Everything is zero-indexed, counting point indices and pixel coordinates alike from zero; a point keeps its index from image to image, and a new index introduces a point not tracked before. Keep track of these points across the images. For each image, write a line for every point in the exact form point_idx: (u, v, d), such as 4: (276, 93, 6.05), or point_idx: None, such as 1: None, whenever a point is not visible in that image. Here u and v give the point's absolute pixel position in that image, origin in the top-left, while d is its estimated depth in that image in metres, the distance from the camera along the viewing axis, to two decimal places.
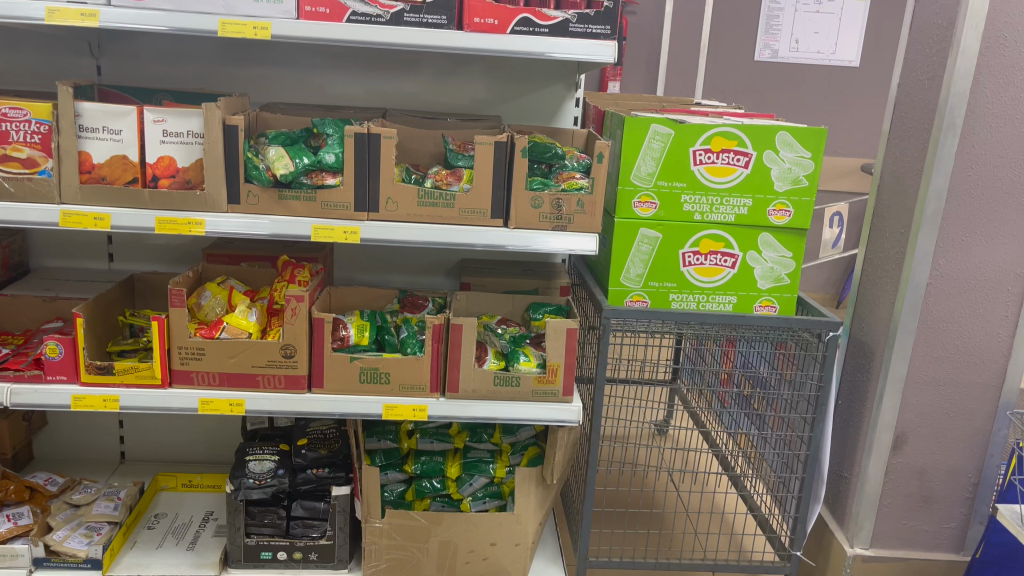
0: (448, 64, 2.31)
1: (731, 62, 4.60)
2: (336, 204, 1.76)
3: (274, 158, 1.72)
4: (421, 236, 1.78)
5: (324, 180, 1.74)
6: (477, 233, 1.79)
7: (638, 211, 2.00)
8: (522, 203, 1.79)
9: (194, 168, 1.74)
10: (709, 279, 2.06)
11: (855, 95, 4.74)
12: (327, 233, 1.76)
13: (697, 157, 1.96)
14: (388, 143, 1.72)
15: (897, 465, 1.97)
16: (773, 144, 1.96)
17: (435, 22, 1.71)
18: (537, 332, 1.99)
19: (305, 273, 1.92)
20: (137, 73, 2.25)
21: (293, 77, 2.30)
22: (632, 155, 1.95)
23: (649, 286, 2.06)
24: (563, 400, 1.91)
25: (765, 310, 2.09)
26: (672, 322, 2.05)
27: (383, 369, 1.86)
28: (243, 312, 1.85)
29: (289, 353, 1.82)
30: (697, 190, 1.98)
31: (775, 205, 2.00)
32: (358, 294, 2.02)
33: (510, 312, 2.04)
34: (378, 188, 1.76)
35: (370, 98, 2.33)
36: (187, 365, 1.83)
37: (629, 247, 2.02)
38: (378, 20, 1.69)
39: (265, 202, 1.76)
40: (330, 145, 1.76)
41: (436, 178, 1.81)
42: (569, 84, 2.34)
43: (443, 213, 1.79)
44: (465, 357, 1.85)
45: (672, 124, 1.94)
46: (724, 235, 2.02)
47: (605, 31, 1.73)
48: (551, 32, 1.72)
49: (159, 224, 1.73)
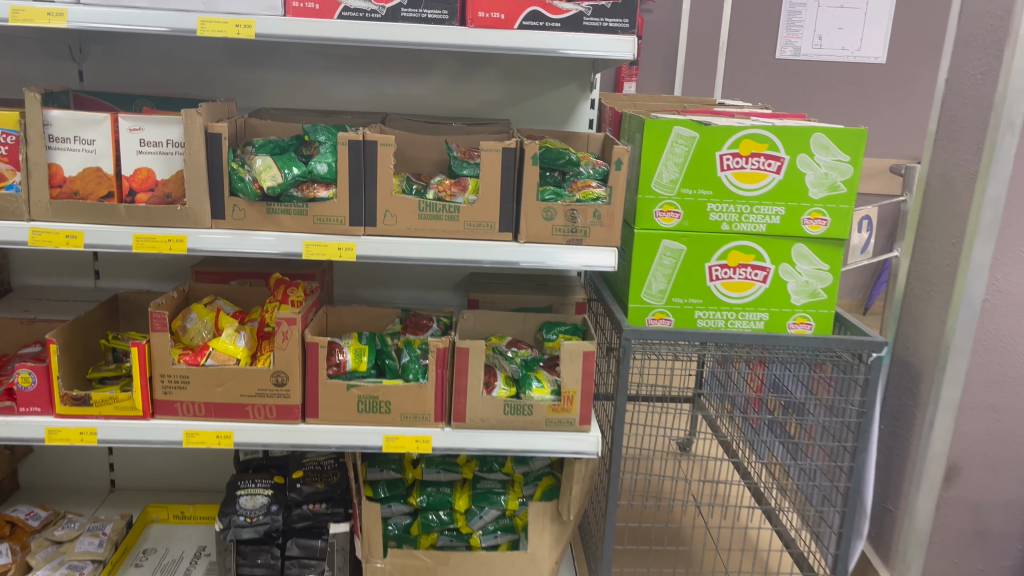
0: (454, 65, 2.15)
1: (751, 60, 4.43)
2: (329, 218, 1.61)
3: (261, 169, 1.57)
4: (424, 251, 1.62)
5: (316, 193, 1.60)
6: (484, 249, 1.63)
7: (660, 222, 1.83)
8: (533, 215, 1.63)
9: (175, 180, 1.60)
10: (737, 294, 1.89)
11: (880, 92, 4.55)
12: (320, 250, 1.60)
13: (724, 162, 1.80)
14: (385, 150, 1.57)
15: (949, 499, 1.79)
16: (808, 147, 1.79)
17: (435, 17, 1.56)
18: (551, 355, 1.81)
19: (298, 292, 1.77)
20: (123, 78, 2.12)
21: (288, 81, 2.15)
22: (652, 160, 1.80)
23: (672, 303, 1.89)
24: (580, 430, 1.74)
25: (800, 327, 1.92)
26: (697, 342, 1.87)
27: (383, 398, 1.70)
28: (231, 336, 1.70)
29: (280, 380, 1.68)
30: (724, 198, 1.82)
31: (810, 213, 1.83)
32: (356, 314, 1.87)
33: (521, 332, 1.89)
34: (375, 200, 1.61)
35: (371, 102, 2.18)
36: (171, 395, 1.69)
37: (650, 260, 1.85)
38: (373, 15, 1.55)
39: (252, 216, 1.61)
40: (322, 154, 1.59)
41: (438, 189, 1.65)
42: (583, 84, 2.19)
43: (446, 226, 1.64)
44: (472, 383, 1.69)
45: (697, 126, 1.78)
46: (753, 245, 1.85)
47: (623, 24, 1.57)
48: (563, 26, 1.56)
49: (136, 241, 1.58)
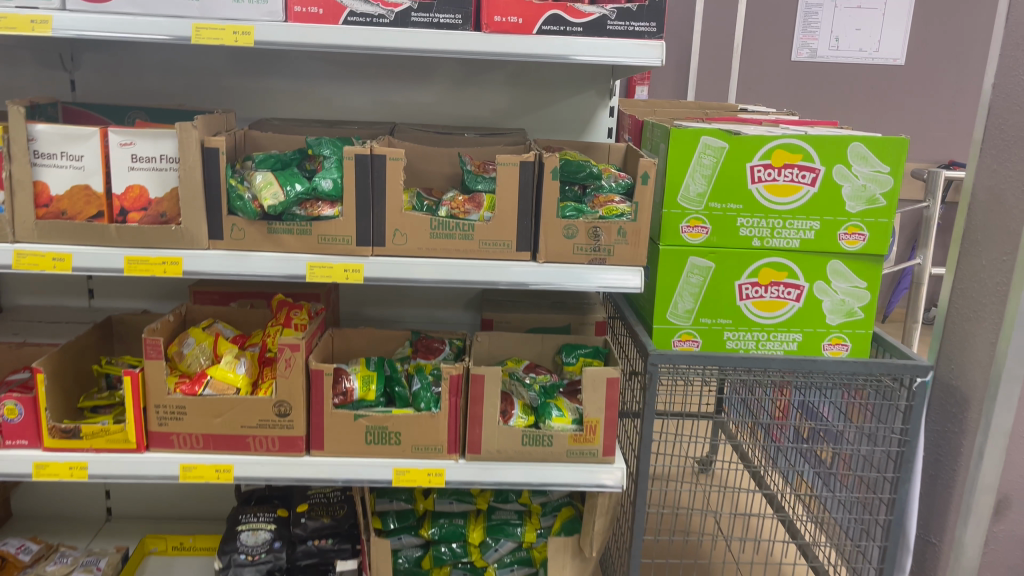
0: (457, 70, 2.05)
1: (766, 63, 4.31)
2: (334, 237, 1.50)
3: (262, 185, 1.47)
4: (436, 272, 1.51)
5: (320, 211, 1.49)
6: (501, 270, 1.53)
7: (686, 237, 1.72)
8: (553, 233, 1.52)
9: (170, 198, 1.49)
10: (769, 314, 1.77)
11: (899, 95, 4.43)
12: (324, 272, 1.50)
13: (755, 174, 1.68)
14: (394, 165, 1.47)
15: (998, 534, 1.70)
16: (845, 157, 1.67)
17: (447, 22, 1.45)
18: (570, 379, 1.71)
19: (301, 315, 1.66)
20: (118, 88, 2.02)
21: (290, 89, 2.05)
22: (679, 171, 1.69)
23: (700, 323, 1.78)
24: (604, 462, 1.63)
25: (836, 349, 1.80)
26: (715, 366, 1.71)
27: (392, 428, 1.59)
28: (230, 363, 1.60)
29: (283, 411, 1.57)
30: (755, 212, 1.71)
31: (846, 228, 1.71)
32: (364, 336, 1.76)
33: (539, 355, 1.78)
34: (383, 218, 1.50)
35: (378, 111, 2.08)
36: (166, 427, 1.58)
37: (676, 278, 1.74)
38: (381, 20, 1.44)
39: (252, 236, 1.51)
40: (326, 170, 1.49)
41: (451, 206, 1.54)
42: (601, 91, 2.08)
43: (459, 245, 1.53)
44: (488, 412, 1.58)
45: (727, 135, 1.66)
46: (786, 262, 1.74)
47: (650, 28, 1.45)
48: (585, 31, 1.45)
49: (128, 264, 1.48)
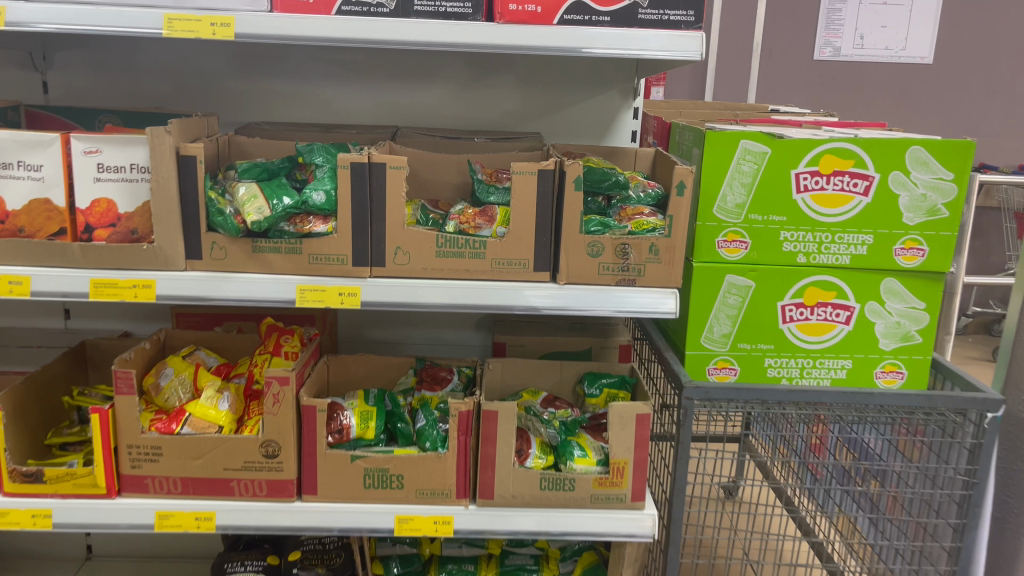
0: (462, 71, 1.88)
1: (788, 63, 4.11)
2: (327, 257, 1.32)
3: (245, 199, 1.29)
4: (444, 295, 1.34)
5: (311, 228, 1.31)
6: (517, 293, 1.35)
7: (723, 253, 1.54)
8: (575, 251, 1.34)
9: (141, 213, 1.32)
10: (815, 338, 1.58)
11: (927, 95, 4.22)
12: (316, 295, 1.32)
13: (801, 182, 1.50)
14: (395, 174, 1.29)
15: None
16: (903, 163, 1.49)
17: (455, 11, 1.27)
18: (593, 413, 1.52)
19: (293, 342, 1.50)
20: (96, 90, 1.85)
21: (283, 90, 1.87)
22: (715, 179, 1.50)
23: (738, 349, 1.59)
24: (632, 508, 1.45)
25: (890, 377, 1.61)
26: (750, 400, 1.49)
27: (394, 471, 1.41)
28: (212, 399, 1.42)
29: (271, 452, 1.40)
30: (800, 225, 1.52)
31: (903, 242, 1.53)
32: (362, 365, 1.58)
33: (558, 384, 1.60)
34: (382, 235, 1.32)
35: (379, 114, 1.90)
36: (140, 470, 1.40)
37: (712, 299, 1.56)
38: (379, 10, 1.26)
39: (235, 255, 1.33)
40: (318, 181, 1.31)
41: (460, 220, 1.37)
42: (625, 91, 1.90)
43: (470, 265, 1.34)
44: (501, 453, 1.40)
45: (770, 139, 1.48)
46: (834, 280, 1.55)
47: (688, 17, 1.27)
48: (612, 20, 1.27)
49: (94, 288, 1.31)
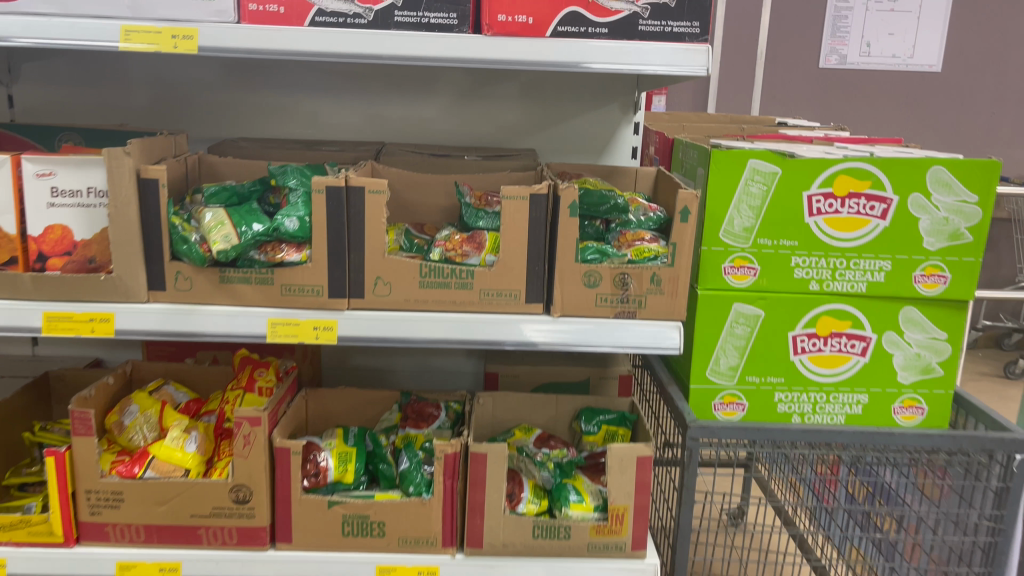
0: (453, 82, 1.78)
1: (792, 71, 4.01)
2: (301, 288, 1.22)
3: (211, 226, 1.19)
4: (427, 329, 1.24)
5: (283, 256, 1.21)
6: (507, 327, 1.24)
7: (730, 280, 1.43)
8: (570, 281, 1.23)
9: (100, 241, 1.22)
10: (829, 371, 1.48)
11: (935, 103, 4.11)
12: (289, 329, 1.22)
13: (813, 205, 1.39)
14: (375, 199, 1.19)
15: None
16: (923, 184, 1.38)
17: (440, 22, 1.16)
18: (591, 452, 1.42)
19: (268, 376, 1.40)
20: (66, 104, 1.76)
21: (264, 104, 1.78)
22: (721, 202, 1.40)
23: (746, 383, 1.48)
24: (632, 557, 1.34)
25: (909, 412, 1.50)
26: (760, 441, 1.38)
27: (374, 517, 1.30)
28: (177, 440, 1.31)
29: (242, 497, 1.29)
30: (813, 250, 1.41)
31: (924, 268, 1.42)
32: (343, 400, 1.48)
33: (553, 420, 1.50)
34: (361, 265, 1.22)
35: (365, 128, 1.80)
36: (100, 517, 1.30)
37: (718, 329, 1.45)
38: (356, 21, 1.16)
39: (201, 286, 1.22)
40: (292, 206, 1.21)
41: (446, 247, 1.26)
42: (625, 104, 1.80)
43: (457, 295, 1.24)
44: (491, 499, 1.29)
45: (780, 158, 1.38)
46: (849, 309, 1.44)
47: (692, 29, 1.16)
48: (610, 32, 1.17)
49: (46, 321, 1.20)
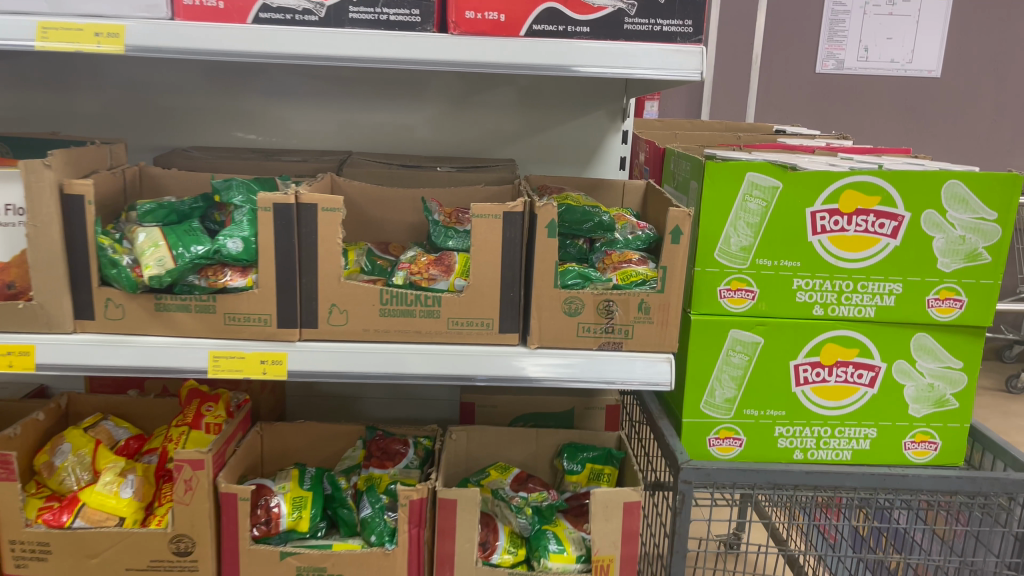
0: (427, 87, 1.65)
1: (788, 76, 3.91)
2: (246, 317, 1.09)
3: (144, 247, 1.05)
4: (388, 362, 1.11)
5: (226, 282, 1.07)
6: (479, 360, 1.11)
7: (726, 304, 1.30)
8: (548, 309, 1.11)
9: (20, 265, 1.09)
10: (834, 403, 1.35)
11: (935, 110, 4.00)
12: (232, 363, 1.09)
13: (818, 223, 1.27)
14: (329, 218, 1.06)
15: None
16: (938, 200, 1.25)
17: (400, 19, 1.03)
18: (574, 492, 1.29)
19: (216, 412, 1.26)
20: (9, 110, 1.63)
21: (223, 110, 1.65)
22: (716, 219, 1.27)
23: (743, 416, 1.36)
24: None
25: (920, 448, 1.38)
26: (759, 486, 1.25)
27: (331, 570, 1.15)
28: (111, 485, 1.18)
29: (183, 549, 1.15)
30: (816, 272, 1.29)
31: (938, 291, 1.30)
32: (303, 434, 1.36)
33: (533, 455, 1.38)
34: (313, 292, 1.09)
35: (333, 136, 1.68)
36: (25, 571, 1.15)
37: (713, 358, 1.33)
38: (306, 17, 1.03)
39: (135, 315, 1.09)
40: (236, 226, 1.08)
41: (411, 269, 1.13)
42: (613, 112, 1.68)
43: (422, 324, 1.11)
44: (462, 550, 1.16)
45: (782, 171, 1.25)
46: (856, 335, 1.32)
47: (684, 28, 1.04)
48: (593, 31, 1.04)
49: None
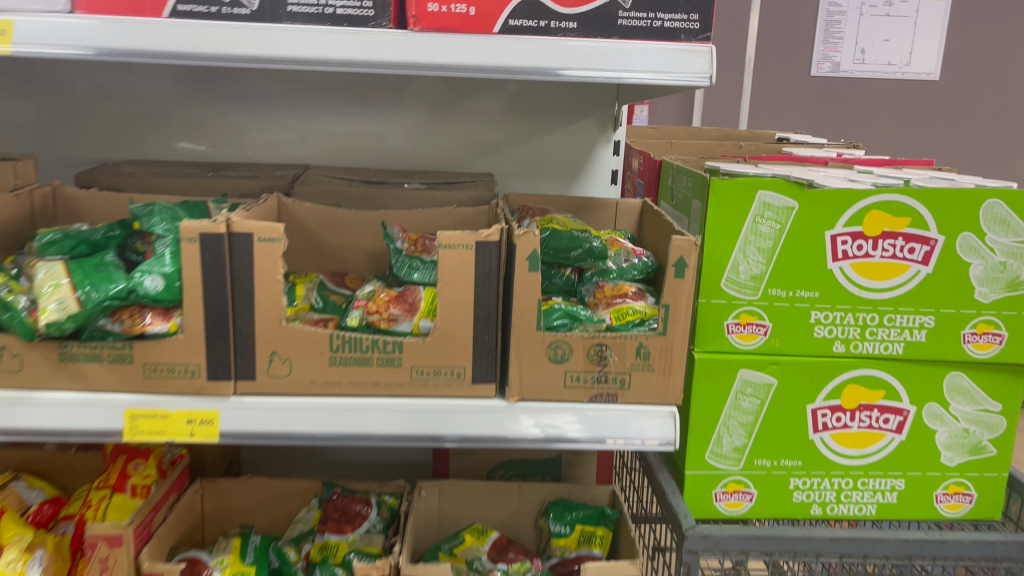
0: (394, 94, 1.48)
1: (783, 80, 3.76)
2: (170, 368, 0.91)
3: (43, 285, 0.87)
4: (338, 421, 0.93)
5: (145, 326, 0.90)
6: (447, 416, 0.94)
7: (735, 342, 1.14)
8: (529, 356, 0.94)
9: None
10: (856, 452, 1.19)
11: (933, 114, 3.85)
12: (153, 425, 0.92)
13: (839, 248, 1.10)
14: (267, 249, 0.88)
15: None
16: (977, 221, 1.09)
17: (349, 12, 0.86)
18: (562, 558, 1.11)
19: (144, 471, 1.06)
20: None
21: (168, 119, 1.47)
22: (723, 244, 1.11)
23: (754, 467, 1.19)
24: None
25: (953, 500, 1.22)
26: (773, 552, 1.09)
27: None
28: (15, 564, 0.98)
29: None
30: (837, 303, 1.12)
31: (974, 325, 1.14)
32: (250, 491, 1.19)
33: (514, 513, 1.21)
34: (250, 337, 0.91)
35: (290, 149, 1.50)
36: None
37: (720, 402, 1.16)
38: (235, 10, 0.86)
39: (34, 365, 0.91)
40: (157, 260, 0.91)
41: (367, 307, 0.96)
42: (602, 121, 1.52)
43: (380, 374, 0.93)
44: None
45: (798, 190, 1.09)
46: (882, 375, 1.16)
47: (688, 23, 0.87)
48: (580, 27, 0.87)
49: None
